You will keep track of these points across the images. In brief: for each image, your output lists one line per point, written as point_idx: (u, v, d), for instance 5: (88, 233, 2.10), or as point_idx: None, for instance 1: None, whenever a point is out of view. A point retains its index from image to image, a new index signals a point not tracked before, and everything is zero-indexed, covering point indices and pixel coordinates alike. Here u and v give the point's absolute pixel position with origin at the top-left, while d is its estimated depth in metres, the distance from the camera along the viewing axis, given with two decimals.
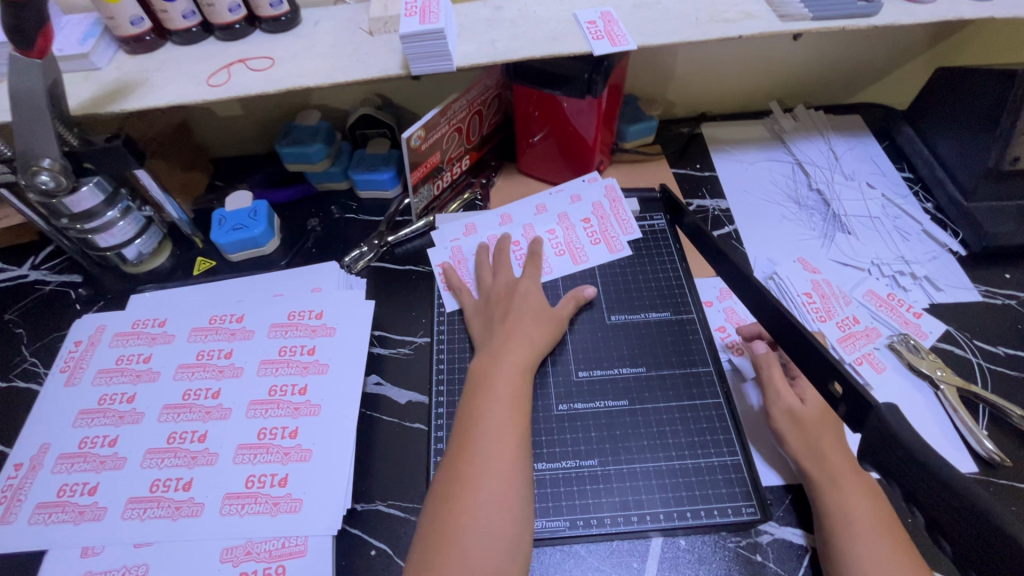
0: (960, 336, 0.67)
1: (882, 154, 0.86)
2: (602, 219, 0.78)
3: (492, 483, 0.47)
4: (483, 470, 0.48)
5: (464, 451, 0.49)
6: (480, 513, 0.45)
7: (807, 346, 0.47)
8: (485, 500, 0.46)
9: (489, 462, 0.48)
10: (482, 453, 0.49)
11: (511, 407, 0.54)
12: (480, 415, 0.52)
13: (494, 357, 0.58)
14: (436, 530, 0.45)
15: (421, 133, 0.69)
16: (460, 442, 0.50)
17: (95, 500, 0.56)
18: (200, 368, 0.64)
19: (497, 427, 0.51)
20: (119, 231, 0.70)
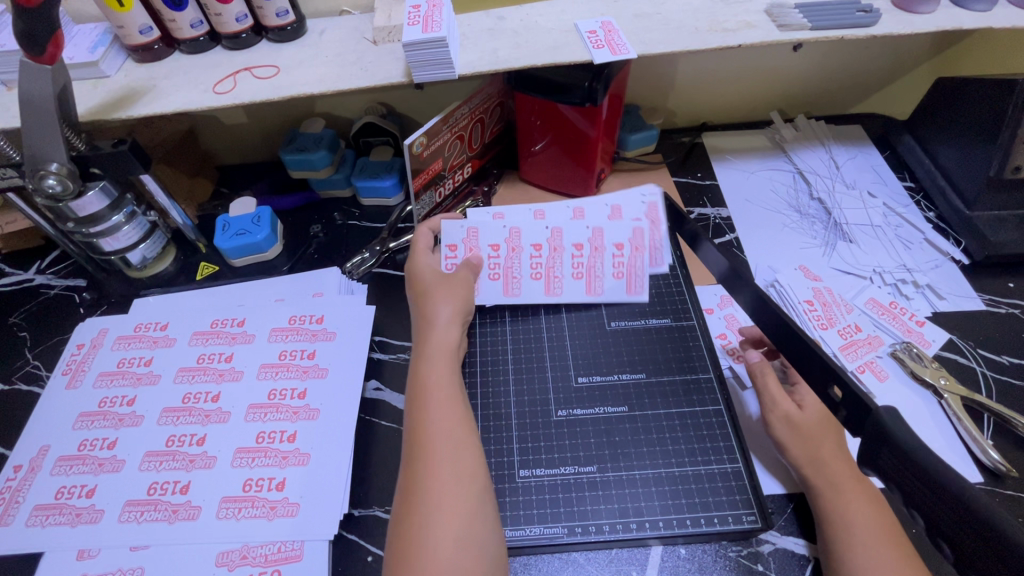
0: (963, 345, 0.66)
1: (883, 163, 0.87)
2: (635, 252, 0.70)
3: (455, 484, 0.46)
4: (445, 471, 0.46)
5: (422, 453, 0.48)
6: (445, 517, 0.44)
7: (806, 351, 0.46)
8: (446, 500, 0.45)
9: (451, 464, 0.47)
10: (440, 454, 0.47)
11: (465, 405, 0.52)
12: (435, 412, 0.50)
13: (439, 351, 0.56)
14: (401, 535, 0.44)
15: (424, 140, 0.69)
16: (416, 442, 0.48)
17: (93, 503, 0.56)
18: (200, 372, 0.65)
19: (455, 428, 0.50)
20: (123, 235, 0.71)
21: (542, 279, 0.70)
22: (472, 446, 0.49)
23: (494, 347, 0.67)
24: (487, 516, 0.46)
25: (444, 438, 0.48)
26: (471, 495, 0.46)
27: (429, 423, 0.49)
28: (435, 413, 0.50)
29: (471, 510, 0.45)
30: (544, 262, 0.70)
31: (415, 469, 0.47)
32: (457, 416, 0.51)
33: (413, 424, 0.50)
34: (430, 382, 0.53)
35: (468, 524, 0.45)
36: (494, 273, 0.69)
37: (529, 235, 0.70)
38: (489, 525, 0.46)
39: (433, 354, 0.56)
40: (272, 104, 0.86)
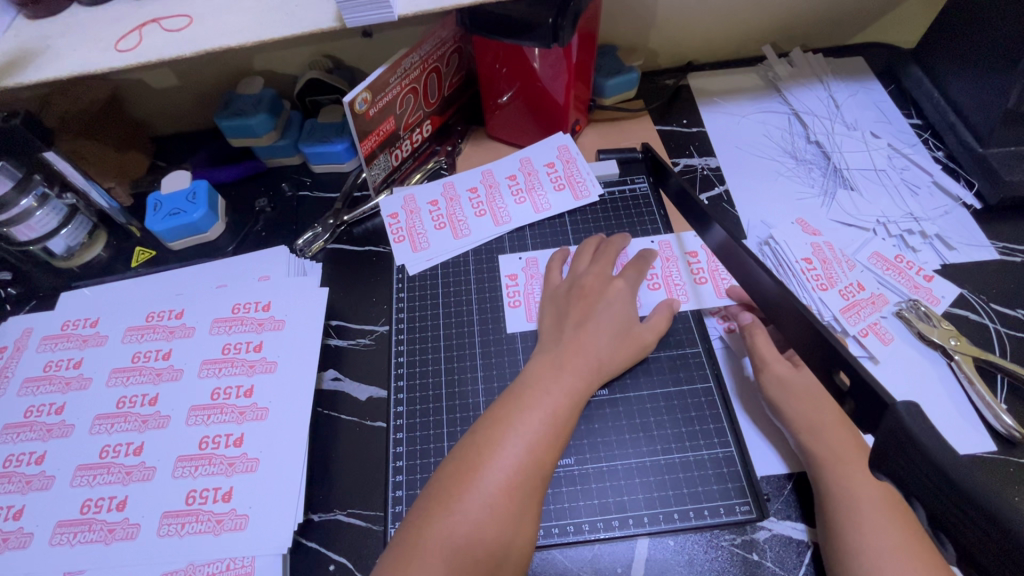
0: (975, 300, 0.61)
1: (887, 99, 0.78)
2: (530, 176, 0.71)
3: (497, 491, 0.42)
4: (493, 475, 0.42)
5: (481, 447, 0.44)
6: (472, 518, 0.40)
7: (811, 329, 0.40)
8: (485, 507, 0.41)
9: (504, 468, 0.43)
10: (498, 463, 0.43)
11: (563, 420, 0.47)
12: (524, 412, 0.46)
13: (585, 349, 0.52)
14: (422, 516, 0.41)
15: (367, 95, 0.61)
16: (483, 432, 0.45)
17: (22, 526, 0.50)
18: (136, 373, 0.58)
19: (531, 433, 0.45)
20: (38, 222, 0.64)
21: (447, 227, 0.68)
22: (539, 459, 0.44)
23: (459, 331, 0.61)
24: (518, 536, 0.41)
25: (510, 440, 0.44)
26: (507, 509, 0.41)
27: (521, 420, 0.46)
28: (527, 411, 0.46)
29: (500, 524, 0.41)
30: (444, 211, 0.69)
31: (469, 459, 0.43)
32: (542, 424, 0.46)
33: (489, 419, 0.46)
34: (535, 377, 0.50)
35: (493, 533, 0.40)
36: (438, 222, 0.68)
37: (462, 182, 0.71)
38: (515, 546, 0.41)
39: (564, 347, 0.52)
40: (201, 61, 0.75)
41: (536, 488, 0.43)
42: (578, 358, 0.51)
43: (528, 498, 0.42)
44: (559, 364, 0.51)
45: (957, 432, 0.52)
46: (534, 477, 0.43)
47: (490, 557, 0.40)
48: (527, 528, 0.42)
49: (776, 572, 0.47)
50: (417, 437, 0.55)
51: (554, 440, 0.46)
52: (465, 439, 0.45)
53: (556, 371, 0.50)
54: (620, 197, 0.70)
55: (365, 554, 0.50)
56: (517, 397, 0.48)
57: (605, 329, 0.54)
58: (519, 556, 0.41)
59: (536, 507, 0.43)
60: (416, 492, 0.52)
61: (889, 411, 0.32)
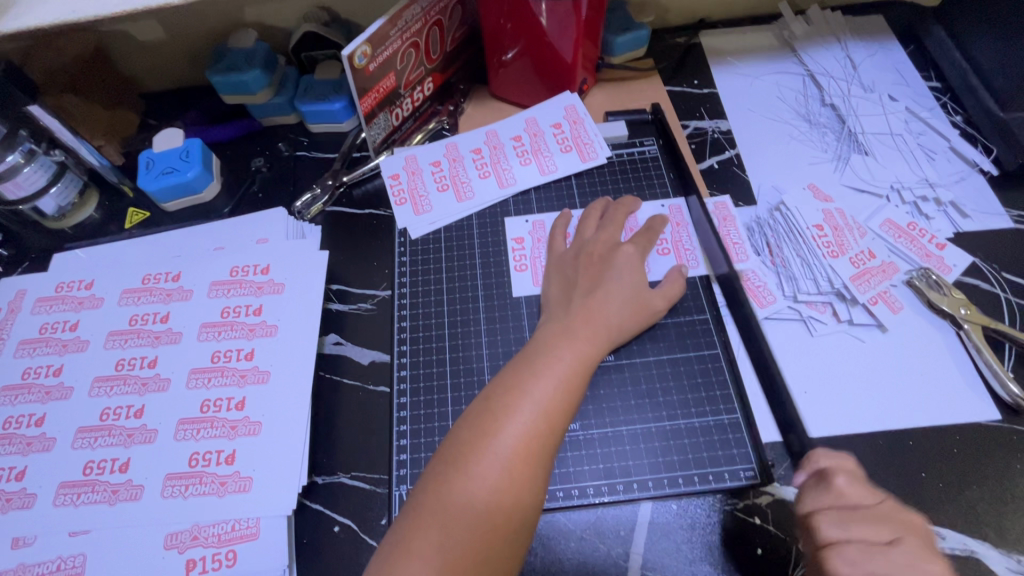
0: (987, 269, 0.60)
1: (906, 61, 0.75)
2: (535, 137, 0.69)
3: (513, 457, 0.41)
4: (508, 440, 0.42)
5: (496, 412, 0.43)
6: (488, 482, 0.40)
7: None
8: (501, 474, 0.40)
9: (518, 434, 0.42)
10: (512, 430, 0.42)
11: (577, 389, 0.46)
12: (537, 379, 0.45)
13: (596, 317, 0.51)
14: (438, 481, 0.41)
15: (366, 48, 0.58)
16: (497, 398, 0.44)
17: (24, 486, 0.50)
18: (133, 336, 0.57)
19: (546, 399, 0.44)
20: (25, 180, 0.61)
21: (450, 189, 0.66)
22: (553, 424, 0.44)
23: (463, 295, 0.60)
24: (533, 500, 0.41)
25: (524, 407, 0.43)
26: (524, 475, 0.41)
27: (532, 386, 0.45)
28: (540, 378, 0.46)
29: (516, 489, 0.40)
30: (447, 173, 0.67)
31: (483, 424, 0.43)
32: (555, 390, 0.45)
33: (501, 385, 0.46)
34: (548, 343, 0.49)
35: (510, 498, 0.40)
36: (440, 184, 0.66)
37: (465, 143, 0.69)
38: (530, 510, 0.41)
39: (575, 313, 0.51)
40: (190, 11, 0.72)
41: (549, 454, 0.43)
42: (588, 325, 0.50)
43: (542, 464, 0.42)
44: (570, 331, 0.50)
45: (964, 401, 0.52)
46: (549, 441, 0.43)
47: (509, 522, 0.40)
48: (541, 492, 0.42)
49: (778, 536, 0.47)
50: (420, 402, 0.54)
51: (567, 407, 0.45)
52: (478, 405, 0.45)
53: (567, 338, 0.49)
54: (626, 159, 0.68)
55: (370, 516, 0.50)
56: (528, 363, 0.47)
57: (614, 296, 0.53)
58: (533, 519, 0.41)
59: (549, 472, 0.43)
60: (420, 456, 0.52)
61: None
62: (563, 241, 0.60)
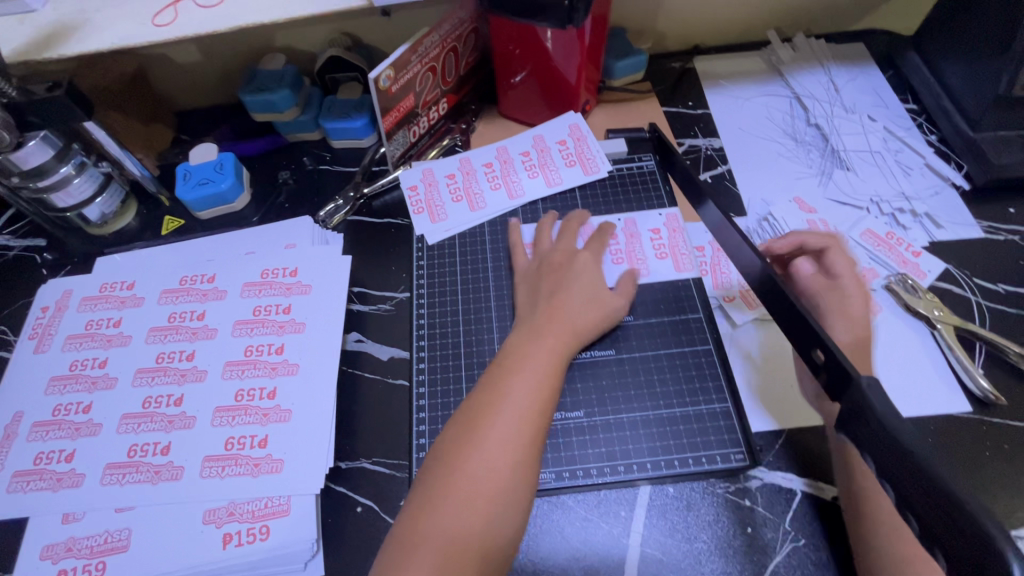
0: (959, 275, 0.65)
1: (885, 84, 0.81)
2: (542, 153, 0.75)
3: (508, 436, 0.47)
4: (503, 423, 0.47)
5: (489, 399, 0.49)
6: (489, 460, 0.45)
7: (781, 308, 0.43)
8: (499, 452, 0.46)
9: (508, 420, 0.47)
10: (504, 413, 0.48)
11: (557, 376, 0.52)
12: (522, 368, 0.51)
13: (574, 313, 0.57)
14: (441, 466, 0.46)
15: (390, 72, 0.64)
16: (488, 387, 0.50)
17: (73, 467, 0.55)
18: (172, 331, 0.62)
19: (533, 384, 0.50)
20: (76, 189, 0.67)
21: (463, 200, 0.72)
22: (538, 410, 0.49)
23: (475, 295, 0.65)
24: (527, 478, 0.46)
25: (514, 392, 0.49)
26: (516, 456, 0.46)
27: (520, 376, 0.50)
28: (525, 367, 0.51)
29: (514, 465, 0.46)
30: (460, 184, 0.73)
31: (476, 414, 0.48)
32: (539, 381, 0.50)
33: (490, 380, 0.51)
34: (531, 336, 0.54)
35: (506, 476, 0.45)
36: (455, 195, 0.72)
37: (477, 157, 0.75)
38: (525, 486, 0.46)
39: (553, 310, 0.57)
40: (226, 37, 0.78)
41: (538, 436, 0.48)
42: (560, 324, 0.55)
43: (533, 445, 0.47)
44: (538, 330, 0.55)
45: (937, 394, 0.57)
46: (539, 422, 0.48)
47: (506, 498, 0.45)
48: (534, 472, 0.47)
49: (766, 515, 0.51)
50: (437, 392, 0.59)
51: (550, 391, 0.50)
52: (474, 393, 0.50)
53: (545, 332, 0.55)
54: (627, 173, 0.74)
55: (391, 496, 0.55)
56: (513, 359, 0.52)
57: (576, 295, 0.58)
58: (531, 491, 0.46)
59: (540, 452, 0.48)
60: (438, 441, 0.56)
61: (853, 385, 0.35)
62: (547, 242, 0.66)
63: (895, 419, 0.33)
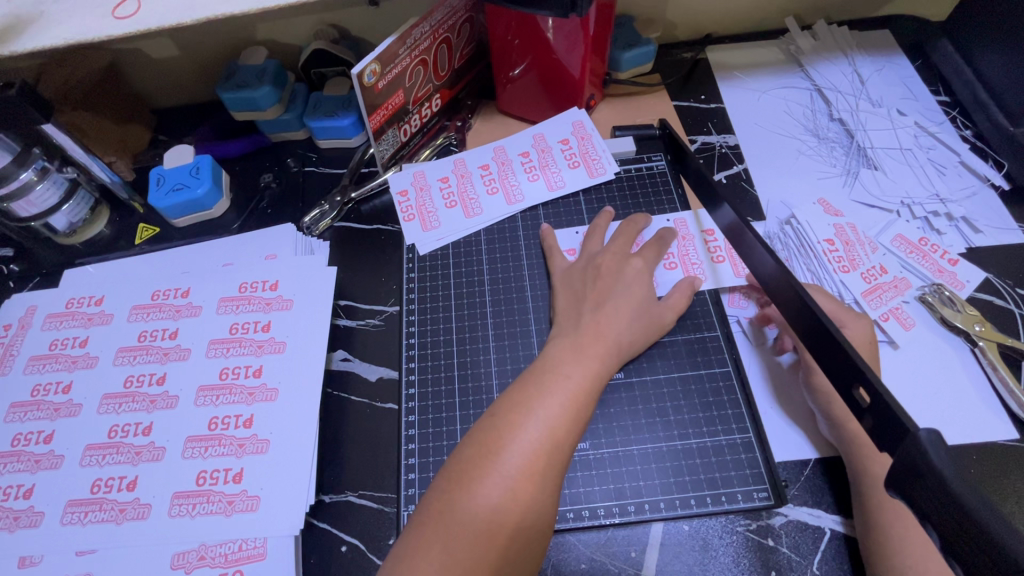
0: (1000, 285, 0.59)
1: (914, 75, 0.75)
2: (543, 153, 0.69)
3: (517, 475, 0.41)
4: (513, 458, 0.41)
5: (501, 429, 0.43)
6: (492, 500, 0.40)
7: (817, 337, 0.39)
8: (506, 492, 0.40)
9: (524, 451, 0.42)
10: (516, 448, 0.42)
11: (585, 411, 0.46)
12: (543, 396, 0.45)
13: (600, 333, 0.51)
14: (442, 497, 0.40)
15: (376, 66, 0.59)
16: (501, 415, 0.44)
17: (32, 504, 0.50)
18: (142, 352, 0.58)
19: (554, 417, 0.44)
20: (38, 197, 0.62)
21: (458, 206, 0.66)
22: (560, 443, 0.43)
23: (471, 311, 0.60)
24: (538, 520, 0.40)
25: (530, 424, 0.43)
26: (529, 494, 0.40)
27: (538, 405, 0.44)
28: (546, 396, 0.45)
29: (522, 507, 0.40)
30: (455, 189, 0.67)
31: (488, 441, 0.42)
32: (562, 408, 0.45)
33: (507, 402, 0.45)
34: (556, 361, 0.48)
35: (515, 516, 0.40)
36: (449, 200, 0.66)
37: (473, 159, 0.69)
38: (534, 529, 0.40)
39: (578, 331, 0.51)
40: (202, 30, 0.72)
41: (556, 473, 0.42)
42: (591, 342, 0.50)
43: (548, 482, 0.42)
44: (579, 348, 0.49)
45: (979, 419, 0.51)
46: (555, 460, 0.42)
47: (511, 541, 0.39)
48: (546, 513, 0.41)
49: (791, 558, 0.46)
50: (429, 420, 0.54)
51: (573, 426, 0.44)
52: (483, 422, 0.44)
53: (576, 355, 0.49)
54: (635, 174, 0.68)
55: (378, 535, 0.50)
56: (536, 380, 0.47)
57: (607, 315, 0.52)
58: (539, 537, 0.41)
59: (556, 490, 0.42)
60: (429, 475, 0.51)
61: (910, 437, 0.31)
62: (564, 259, 0.61)
63: (954, 478, 0.28)
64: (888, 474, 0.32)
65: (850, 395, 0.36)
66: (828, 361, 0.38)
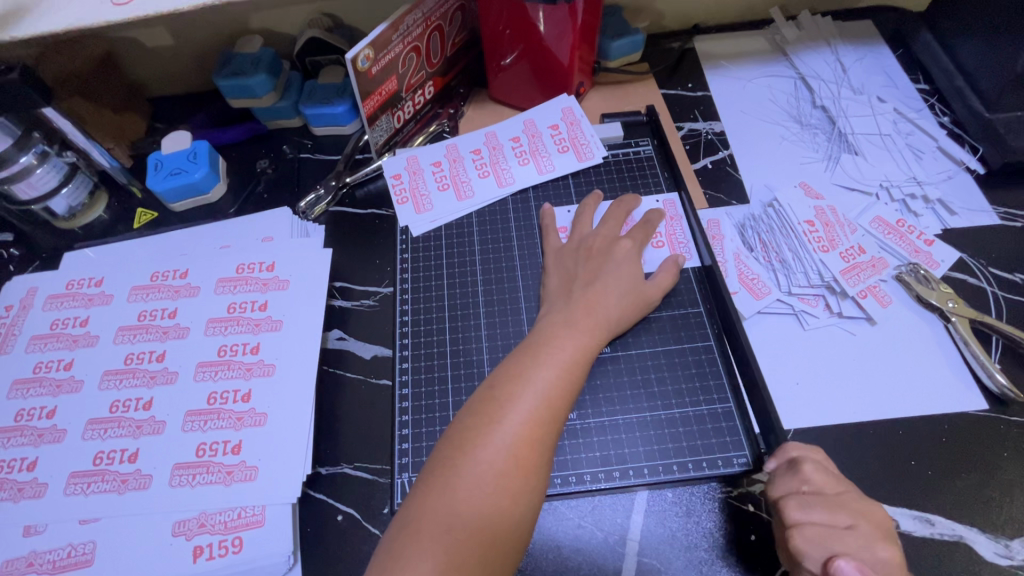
0: (974, 264, 0.61)
1: (894, 64, 0.77)
2: (533, 138, 0.71)
3: (516, 440, 0.43)
4: (513, 425, 0.43)
5: (500, 398, 0.45)
6: (495, 465, 0.41)
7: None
8: (507, 456, 0.42)
9: (523, 418, 0.44)
10: (516, 416, 0.44)
11: (578, 380, 0.48)
12: (538, 367, 0.47)
13: (586, 309, 0.52)
14: (446, 463, 0.42)
15: (369, 52, 0.60)
16: (500, 385, 0.46)
17: (35, 476, 0.52)
18: (142, 331, 0.59)
19: (549, 386, 0.46)
20: (38, 180, 0.63)
21: (450, 189, 0.68)
22: (555, 411, 0.45)
23: (462, 290, 0.62)
24: (537, 481, 0.42)
25: (527, 394, 0.45)
26: (528, 458, 0.42)
27: (533, 374, 0.46)
28: (542, 367, 0.47)
29: (522, 470, 0.42)
30: (447, 173, 0.69)
31: (489, 410, 0.44)
32: (557, 379, 0.46)
33: (505, 373, 0.47)
34: (550, 334, 0.50)
35: (518, 480, 0.41)
36: (441, 184, 0.68)
37: (465, 144, 0.71)
38: (534, 491, 0.42)
39: (571, 307, 0.53)
40: (199, 18, 0.74)
41: (553, 437, 0.44)
42: (573, 315, 0.52)
43: (546, 447, 0.44)
44: (569, 322, 0.51)
45: (951, 392, 0.54)
46: (551, 426, 0.44)
47: (515, 503, 0.41)
48: (544, 479, 0.43)
49: (770, 521, 0.48)
50: (421, 393, 0.56)
51: (566, 396, 0.46)
52: (482, 392, 0.46)
53: (569, 328, 0.51)
54: (622, 159, 0.70)
55: (373, 504, 0.52)
56: (532, 353, 0.48)
57: (595, 289, 0.54)
58: (538, 499, 0.43)
59: (552, 454, 0.44)
60: (422, 446, 0.53)
61: None
62: (557, 238, 0.62)
63: None
64: None
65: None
66: None
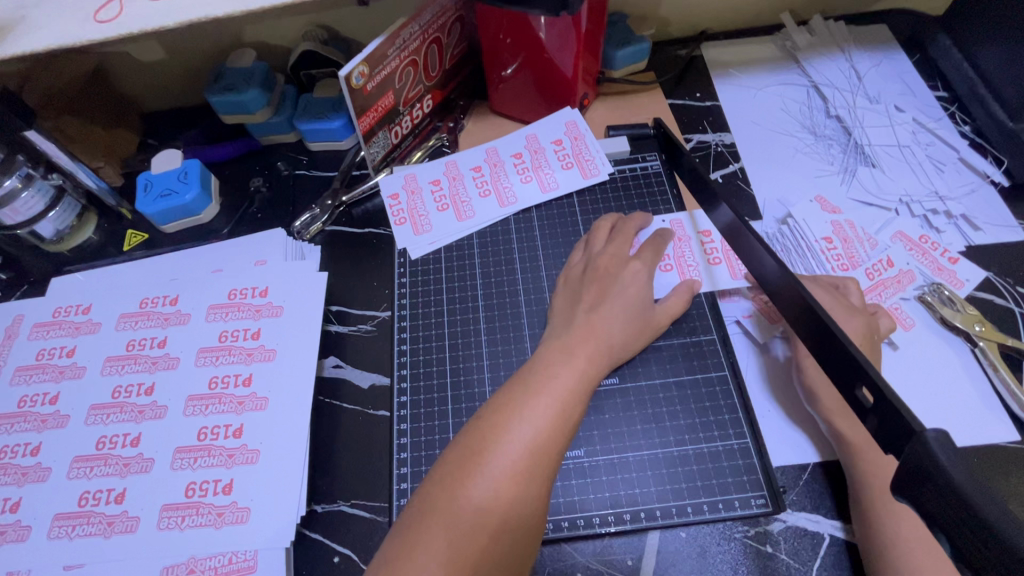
0: (1001, 283, 0.58)
1: (911, 71, 0.74)
2: (536, 155, 0.68)
3: (502, 476, 0.39)
4: (500, 460, 0.39)
5: (486, 431, 0.41)
6: (476, 503, 0.38)
7: (814, 336, 0.37)
8: (490, 493, 0.38)
9: (510, 452, 0.40)
10: (503, 450, 0.40)
11: (573, 412, 0.44)
12: (530, 398, 0.43)
13: (587, 338, 0.49)
14: (425, 499, 0.38)
15: (364, 68, 0.58)
16: (487, 416, 0.42)
17: (18, 518, 0.49)
18: (131, 361, 0.57)
19: (541, 419, 0.42)
20: (23, 206, 0.61)
21: (450, 209, 0.65)
22: (548, 445, 0.41)
23: (463, 316, 0.59)
24: (524, 520, 0.39)
25: (517, 426, 0.41)
26: (514, 495, 0.39)
27: (523, 404, 0.42)
28: (533, 397, 0.43)
29: (506, 508, 0.38)
30: (446, 192, 0.66)
31: (473, 443, 0.41)
32: (549, 407, 0.43)
33: (494, 404, 0.43)
34: (544, 363, 0.47)
35: (499, 515, 0.38)
36: (441, 204, 0.65)
37: (465, 161, 0.68)
38: (519, 531, 0.38)
39: (568, 335, 0.50)
40: (189, 32, 0.71)
41: (546, 472, 0.40)
42: (577, 345, 0.49)
43: (536, 483, 0.40)
44: (567, 349, 0.48)
45: (982, 422, 0.51)
46: (542, 460, 0.40)
47: (494, 543, 0.37)
48: (534, 515, 0.39)
49: (791, 564, 0.45)
50: (420, 427, 0.53)
51: (561, 429, 0.42)
52: (470, 425, 0.43)
53: (565, 357, 0.47)
54: (629, 174, 0.67)
55: (371, 546, 0.49)
56: (524, 383, 0.45)
57: (601, 315, 0.51)
58: (523, 539, 0.39)
59: (544, 491, 0.40)
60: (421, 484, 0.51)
61: (915, 438, 0.29)
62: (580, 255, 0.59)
63: (962, 477, 0.26)
64: (894, 478, 0.29)
65: (852, 396, 0.34)
66: (828, 361, 0.36)
